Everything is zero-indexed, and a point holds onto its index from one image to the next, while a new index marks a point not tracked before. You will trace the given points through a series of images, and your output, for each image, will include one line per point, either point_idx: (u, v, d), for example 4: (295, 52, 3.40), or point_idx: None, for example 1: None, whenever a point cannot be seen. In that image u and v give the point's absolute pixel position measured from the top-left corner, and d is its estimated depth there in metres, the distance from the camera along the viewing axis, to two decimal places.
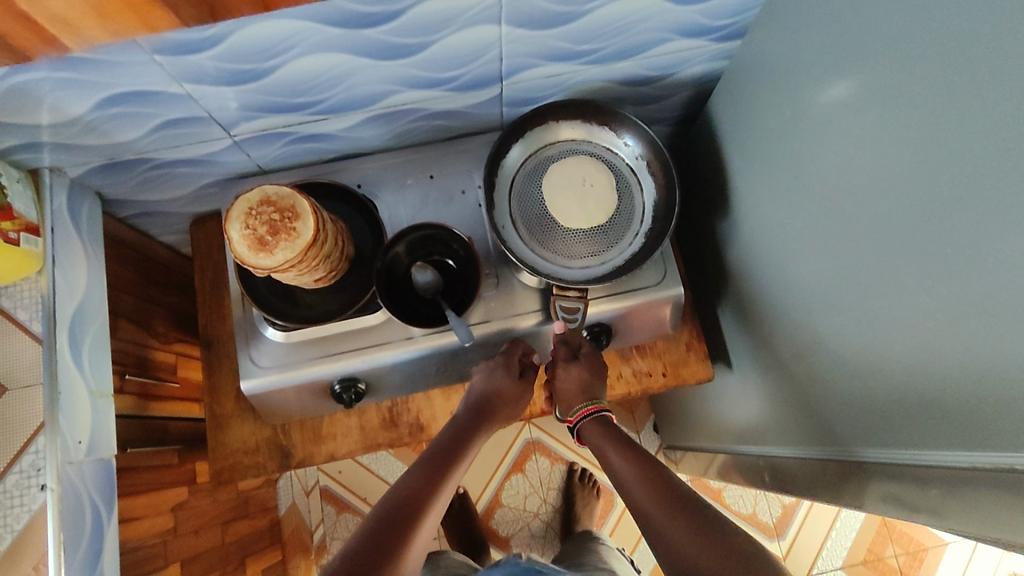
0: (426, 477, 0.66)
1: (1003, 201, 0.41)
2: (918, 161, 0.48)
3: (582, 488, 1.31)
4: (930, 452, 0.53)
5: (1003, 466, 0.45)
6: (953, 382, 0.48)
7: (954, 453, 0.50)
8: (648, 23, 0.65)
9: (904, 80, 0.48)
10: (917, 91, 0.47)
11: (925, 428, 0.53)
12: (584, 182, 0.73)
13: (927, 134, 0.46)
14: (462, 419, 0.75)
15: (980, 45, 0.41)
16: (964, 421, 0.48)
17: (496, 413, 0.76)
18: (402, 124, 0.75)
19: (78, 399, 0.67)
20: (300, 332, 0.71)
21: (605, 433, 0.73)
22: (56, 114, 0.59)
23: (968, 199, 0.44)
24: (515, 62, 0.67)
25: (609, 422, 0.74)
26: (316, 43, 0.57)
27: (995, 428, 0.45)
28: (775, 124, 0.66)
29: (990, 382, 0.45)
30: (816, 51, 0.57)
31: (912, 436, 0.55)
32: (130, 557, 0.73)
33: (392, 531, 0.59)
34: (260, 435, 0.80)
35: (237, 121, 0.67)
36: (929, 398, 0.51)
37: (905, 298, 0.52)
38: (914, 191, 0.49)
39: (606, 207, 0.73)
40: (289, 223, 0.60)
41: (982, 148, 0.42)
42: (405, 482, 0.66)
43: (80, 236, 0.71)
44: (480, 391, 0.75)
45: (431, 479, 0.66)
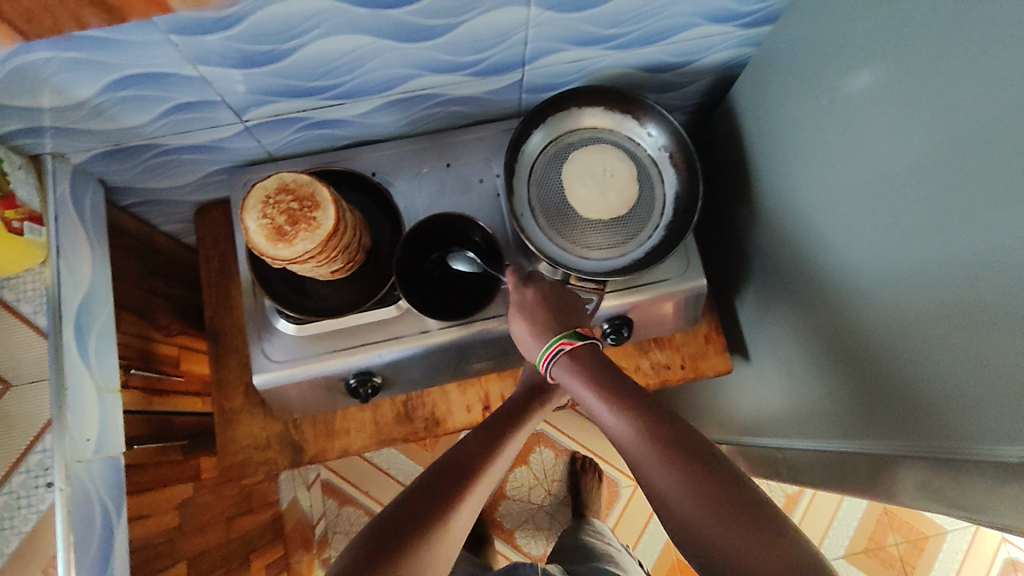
0: (480, 444, 0.59)
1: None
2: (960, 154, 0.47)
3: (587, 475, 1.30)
4: (962, 445, 0.51)
5: None
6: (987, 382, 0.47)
7: (1004, 448, 0.47)
8: (677, 7, 0.63)
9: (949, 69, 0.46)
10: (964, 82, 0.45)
11: (961, 421, 0.51)
12: (605, 171, 0.71)
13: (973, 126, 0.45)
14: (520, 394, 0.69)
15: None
16: (996, 418, 0.47)
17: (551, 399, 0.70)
18: (418, 110, 0.72)
19: (86, 395, 0.64)
20: (314, 324, 0.69)
21: (579, 367, 0.61)
22: (61, 97, 0.56)
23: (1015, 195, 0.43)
24: (538, 47, 0.65)
25: (588, 354, 0.62)
26: (338, 24, 0.54)
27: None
28: (805, 113, 0.64)
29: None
30: (848, 37, 0.56)
31: (943, 430, 0.53)
32: (138, 557, 0.71)
33: (450, 484, 0.53)
34: (270, 431, 0.77)
35: (249, 106, 0.64)
36: (963, 392, 0.50)
37: (940, 292, 0.51)
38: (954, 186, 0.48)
39: (626, 199, 0.71)
40: (308, 212, 0.58)
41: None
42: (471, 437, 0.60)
43: (83, 225, 0.68)
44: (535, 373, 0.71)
45: (494, 441, 0.60)
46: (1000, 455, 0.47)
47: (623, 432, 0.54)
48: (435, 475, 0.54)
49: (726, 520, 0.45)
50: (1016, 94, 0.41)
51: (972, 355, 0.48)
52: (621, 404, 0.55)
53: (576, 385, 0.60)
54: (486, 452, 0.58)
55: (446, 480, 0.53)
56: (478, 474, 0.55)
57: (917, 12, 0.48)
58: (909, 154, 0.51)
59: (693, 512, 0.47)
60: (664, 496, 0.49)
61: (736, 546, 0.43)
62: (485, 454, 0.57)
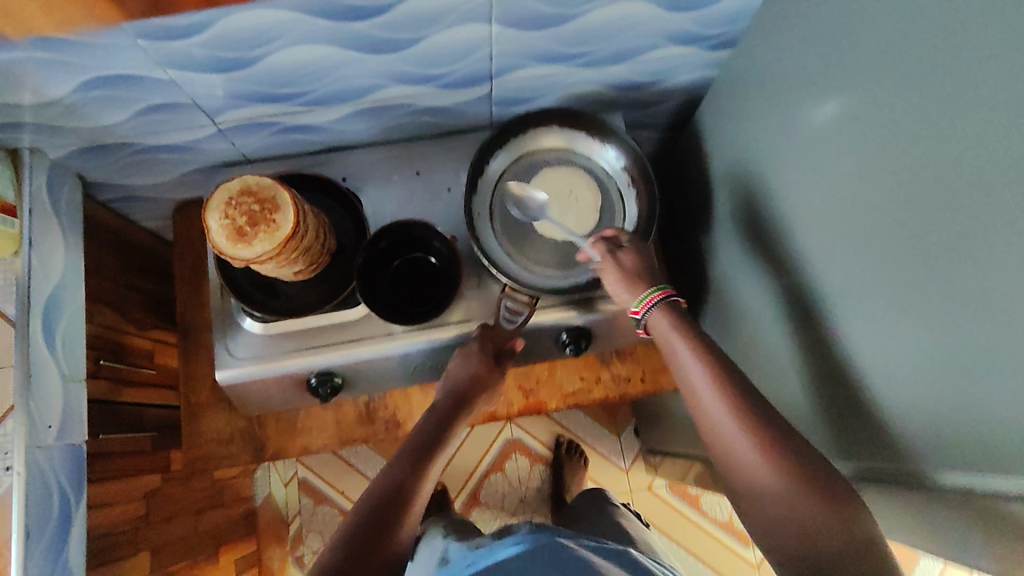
0: (405, 470, 0.62)
1: (964, 228, 0.41)
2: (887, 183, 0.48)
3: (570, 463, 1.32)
4: (880, 466, 0.52)
5: (975, 491, 0.42)
6: (907, 410, 0.48)
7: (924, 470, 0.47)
8: (638, 29, 0.65)
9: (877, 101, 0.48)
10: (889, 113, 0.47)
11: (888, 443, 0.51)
12: (571, 193, 0.74)
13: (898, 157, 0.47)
14: (445, 404, 0.70)
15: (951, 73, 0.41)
16: (916, 442, 0.48)
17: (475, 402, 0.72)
18: (388, 119, 0.74)
19: (49, 383, 0.66)
20: (278, 324, 0.71)
21: (673, 323, 0.62)
22: (36, 95, 0.58)
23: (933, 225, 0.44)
24: (503, 63, 0.66)
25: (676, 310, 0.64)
26: (301, 35, 0.56)
27: (949, 449, 0.44)
28: (759, 136, 0.66)
29: (943, 407, 0.44)
30: (797, 65, 0.57)
31: (865, 451, 0.54)
32: (98, 544, 0.72)
33: (381, 521, 0.57)
34: (234, 426, 0.79)
35: (221, 109, 0.66)
36: (890, 417, 0.50)
37: (870, 316, 0.52)
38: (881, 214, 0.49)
39: (583, 226, 0.73)
40: (268, 214, 0.60)
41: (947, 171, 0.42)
42: (395, 465, 0.63)
43: (58, 218, 0.70)
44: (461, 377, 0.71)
45: (419, 464, 0.63)
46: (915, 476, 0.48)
47: (707, 401, 0.57)
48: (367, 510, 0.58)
49: (810, 499, 0.48)
50: (933, 128, 0.42)
51: (893, 380, 0.49)
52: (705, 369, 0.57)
53: (676, 346, 0.61)
54: (413, 481, 0.61)
55: (376, 518, 0.57)
56: (408, 505, 0.59)
57: (854, 43, 0.49)
58: (844, 180, 0.52)
59: (769, 476, 0.51)
60: (737, 459, 0.53)
61: (821, 525, 0.47)
62: (411, 481, 0.61)
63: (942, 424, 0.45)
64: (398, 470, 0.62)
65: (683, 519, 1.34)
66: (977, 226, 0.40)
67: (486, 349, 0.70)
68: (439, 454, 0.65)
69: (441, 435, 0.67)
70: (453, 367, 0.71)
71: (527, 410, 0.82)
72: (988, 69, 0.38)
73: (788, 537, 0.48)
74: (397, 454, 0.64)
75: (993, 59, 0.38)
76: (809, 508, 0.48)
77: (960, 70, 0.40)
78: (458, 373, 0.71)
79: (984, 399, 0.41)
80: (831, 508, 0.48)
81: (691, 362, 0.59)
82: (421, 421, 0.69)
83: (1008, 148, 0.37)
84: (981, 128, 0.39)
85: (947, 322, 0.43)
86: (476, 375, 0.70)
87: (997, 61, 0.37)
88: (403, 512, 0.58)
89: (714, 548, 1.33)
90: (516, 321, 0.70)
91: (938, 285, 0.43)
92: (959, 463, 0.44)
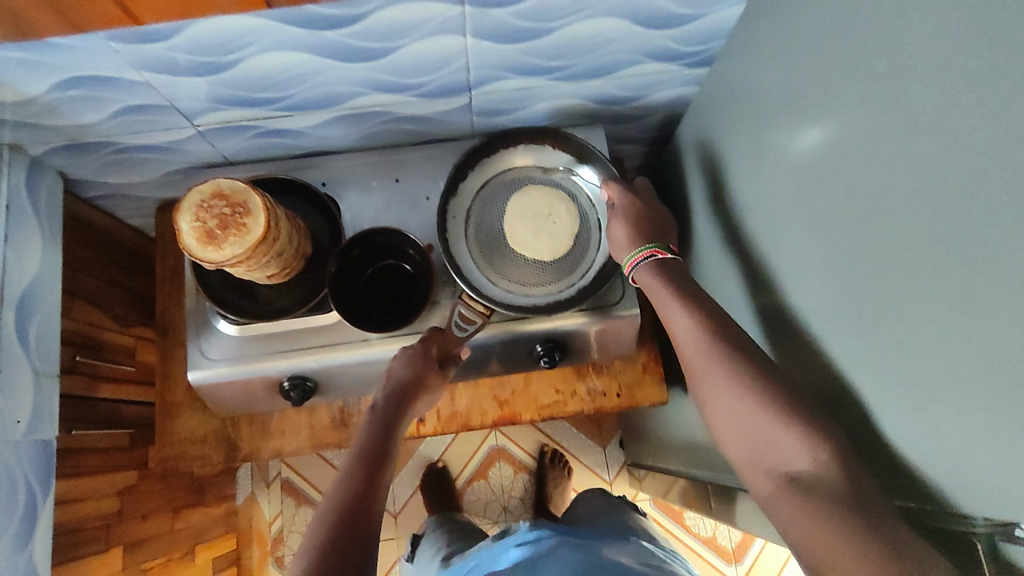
0: (361, 490, 0.61)
1: (925, 256, 0.40)
2: (851, 209, 0.47)
3: (553, 471, 1.31)
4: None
5: (947, 528, 0.43)
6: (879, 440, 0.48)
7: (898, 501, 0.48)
8: (617, 44, 0.65)
9: (841, 126, 0.48)
10: (852, 139, 0.46)
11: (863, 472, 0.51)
12: (549, 215, 0.72)
13: (861, 183, 0.46)
14: (384, 407, 0.68)
15: (909, 99, 0.40)
16: (895, 473, 0.47)
17: (419, 400, 0.69)
18: (369, 126, 0.75)
19: (21, 379, 0.66)
20: (252, 327, 0.71)
21: (660, 274, 0.64)
22: (14, 92, 0.59)
23: (891, 256, 0.43)
24: (482, 74, 0.67)
25: (667, 265, 0.65)
26: (277, 41, 0.56)
27: (924, 481, 0.44)
28: (735, 155, 0.66)
29: (916, 436, 0.44)
30: (771, 85, 0.57)
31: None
32: (67, 539, 0.72)
33: (350, 549, 0.56)
34: (208, 427, 0.79)
35: (201, 112, 0.66)
36: (866, 446, 0.50)
37: (835, 340, 0.52)
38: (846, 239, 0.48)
39: (555, 250, 0.72)
40: (239, 218, 0.60)
41: (905, 198, 0.41)
42: (345, 484, 0.62)
43: (37, 214, 0.70)
44: (400, 382, 0.67)
45: (370, 480, 0.62)
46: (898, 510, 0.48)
47: (689, 342, 0.59)
48: (333, 536, 0.57)
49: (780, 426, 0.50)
50: (893, 154, 0.42)
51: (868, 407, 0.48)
52: (686, 312, 0.60)
53: (658, 288, 0.63)
54: (367, 500, 0.61)
55: (343, 547, 0.56)
56: (371, 525, 0.59)
57: (822, 66, 0.49)
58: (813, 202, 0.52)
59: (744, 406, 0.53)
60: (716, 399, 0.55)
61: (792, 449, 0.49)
62: (367, 502, 0.60)
63: (915, 455, 0.45)
64: (347, 486, 0.61)
65: (664, 534, 1.33)
66: (938, 255, 0.39)
67: (430, 356, 0.68)
68: (386, 465, 0.65)
69: (386, 442, 0.66)
70: (396, 368, 0.68)
71: (502, 421, 0.82)
72: (942, 97, 0.38)
73: (775, 454, 0.51)
74: (343, 469, 0.64)
75: (945, 88, 0.38)
76: (787, 427, 0.50)
77: (917, 98, 0.40)
78: (400, 372, 0.67)
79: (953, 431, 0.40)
80: (803, 420, 0.50)
81: (673, 309, 0.61)
82: (363, 427, 0.67)
83: (964, 177, 0.37)
84: (936, 157, 0.38)
85: (913, 350, 0.43)
86: (419, 379, 0.68)
87: (950, 90, 0.37)
88: (370, 535, 0.58)
89: (693, 564, 1.32)
90: (467, 329, 0.70)
91: (904, 313, 0.43)
92: (936, 499, 0.44)
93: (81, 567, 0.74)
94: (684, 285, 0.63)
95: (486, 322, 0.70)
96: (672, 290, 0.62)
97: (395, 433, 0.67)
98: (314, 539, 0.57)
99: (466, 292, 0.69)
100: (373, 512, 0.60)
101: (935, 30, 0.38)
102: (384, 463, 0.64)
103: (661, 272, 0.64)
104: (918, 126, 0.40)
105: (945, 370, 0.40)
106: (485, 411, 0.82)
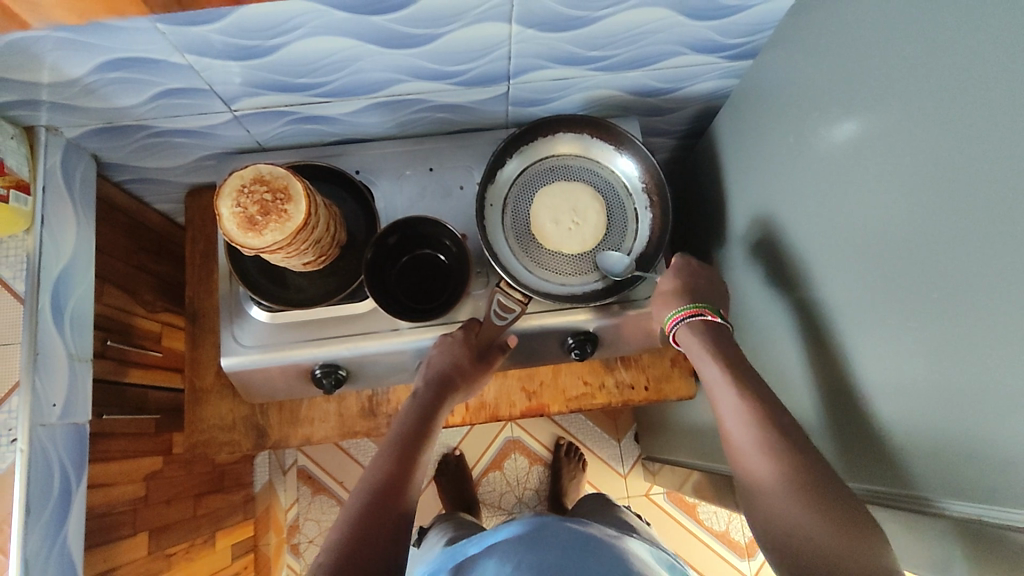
0: (397, 470, 0.60)
1: (978, 252, 0.40)
2: (899, 207, 0.47)
3: (568, 462, 1.31)
4: (900, 492, 0.52)
5: (975, 517, 0.44)
6: (926, 441, 0.48)
7: (935, 498, 0.48)
8: (659, 35, 0.64)
9: (893, 120, 0.47)
10: (904, 136, 0.46)
11: (902, 469, 0.51)
12: (573, 221, 0.72)
13: (913, 180, 0.45)
14: (425, 396, 0.68)
15: (968, 96, 0.40)
16: (936, 470, 0.47)
17: (458, 391, 0.69)
18: (404, 114, 0.74)
19: (56, 362, 0.67)
20: (286, 314, 0.71)
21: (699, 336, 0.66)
22: (56, 74, 0.58)
23: (943, 253, 0.43)
24: (522, 63, 0.66)
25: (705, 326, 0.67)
26: (321, 25, 0.56)
27: (968, 482, 0.44)
28: (772, 149, 0.65)
29: (952, 429, 0.45)
30: (814, 77, 0.57)
31: (882, 477, 0.54)
32: (97, 523, 0.72)
33: (382, 529, 0.55)
34: (237, 413, 0.79)
35: (239, 97, 0.66)
36: (911, 449, 0.49)
37: (874, 337, 0.52)
38: (894, 236, 0.48)
39: (545, 237, 0.72)
40: (280, 204, 0.59)
41: (958, 191, 0.41)
42: (380, 465, 0.61)
43: (71, 198, 0.70)
44: (439, 367, 0.68)
45: (406, 462, 0.62)
46: (932, 506, 0.48)
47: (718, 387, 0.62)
48: (366, 514, 0.56)
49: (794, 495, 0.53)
50: (946, 146, 0.42)
51: (913, 406, 0.48)
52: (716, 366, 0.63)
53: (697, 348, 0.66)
54: (403, 481, 0.60)
55: (374, 527, 0.55)
56: (405, 507, 0.58)
57: (872, 58, 0.49)
58: (859, 199, 0.52)
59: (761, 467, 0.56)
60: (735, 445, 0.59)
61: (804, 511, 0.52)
62: (403, 483, 0.59)
63: (954, 452, 0.45)
64: (383, 467, 0.61)
65: (678, 527, 1.34)
66: (994, 248, 0.39)
67: (471, 342, 0.69)
68: (424, 451, 0.64)
69: (423, 427, 0.66)
70: (435, 357, 0.69)
71: (530, 412, 0.82)
72: (1006, 87, 0.37)
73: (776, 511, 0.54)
74: (380, 451, 0.63)
75: (1004, 86, 0.38)
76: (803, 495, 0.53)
77: (978, 88, 0.39)
78: (440, 361, 0.68)
79: (998, 429, 0.40)
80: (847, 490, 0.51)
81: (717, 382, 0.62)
82: (402, 414, 0.68)
83: None
84: (995, 157, 0.38)
85: (956, 344, 0.43)
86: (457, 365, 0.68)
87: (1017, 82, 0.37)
88: (404, 517, 0.57)
89: (706, 559, 1.32)
90: (506, 318, 0.69)
91: (955, 310, 0.43)
92: (972, 496, 0.44)
93: (111, 551, 0.75)
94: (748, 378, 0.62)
95: (526, 309, 0.69)
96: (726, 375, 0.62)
97: (433, 418, 0.67)
98: (350, 516, 0.56)
99: (504, 279, 0.68)
100: (409, 493, 0.59)
101: (998, 23, 0.38)
102: (420, 447, 0.64)
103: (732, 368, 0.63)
104: (976, 119, 0.40)
105: (996, 365, 0.40)
106: (512, 402, 0.81)
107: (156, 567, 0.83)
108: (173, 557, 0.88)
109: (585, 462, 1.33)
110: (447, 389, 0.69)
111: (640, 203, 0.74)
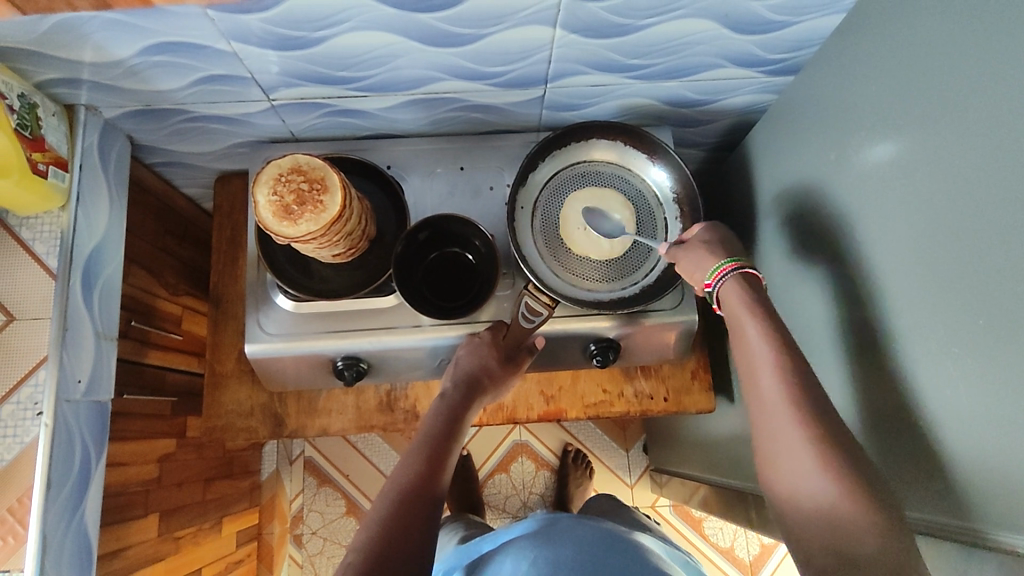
0: (426, 471, 0.60)
1: None
2: (946, 232, 0.47)
3: (575, 468, 1.31)
4: (930, 517, 0.52)
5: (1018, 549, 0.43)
6: (966, 469, 0.47)
7: (976, 526, 0.47)
8: (701, 46, 0.64)
9: (939, 145, 0.47)
10: (951, 162, 0.46)
11: (939, 495, 0.50)
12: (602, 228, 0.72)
13: (961, 208, 0.45)
14: (452, 396, 0.69)
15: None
16: (976, 498, 0.46)
17: (486, 394, 0.70)
18: (439, 112, 0.74)
19: (83, 339, 0.67)
20: (311, 304, 0.71)
21: (739, 290, 0.61)
22: (100, 54, 0.59)
23: (991, 281, 0.43)
24: (561, 67, 0.66)
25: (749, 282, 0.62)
26: (368, 20, 0.56)
27: (1009, 513, 0.44)
28: (810, 166, 0.65)
29: (988, 456, 0.45)
30: (857, 97, 0.57)
31: (918, 502, 0.53)
32: (111, 501, 0.73)
33: (413, 528, 0.55)
34: (255, 400, 0.80)
35: (277, 86, 0.66)
36: (949, 476, 0.49)
37: (912, 361, 0.52)
38: (941, 262, 0.48)
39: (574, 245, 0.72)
40: (316, 195, 0.60)
41: (1008, 222, 0.41)
42: (407, 465, 0.61)
43: (106, 177, 0.71)
44: (467, 368, 0.69)
45: (435, 463, 0.62)
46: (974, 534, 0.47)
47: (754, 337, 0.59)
48: (395, 513, 0.56)
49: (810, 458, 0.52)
50: (1000, 174, 0.42)
51: (953, 432, 0.48)
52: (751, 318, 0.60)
53: (737, 302, 0.61)
54: (431, 482, 0.60)
55: (405, 527, 0.55)
56: (434, 507, 0.58)
57: (919, 82, 0.49)
58: (901, 222, 0.52)
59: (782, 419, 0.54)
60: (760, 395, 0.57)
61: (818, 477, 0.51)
62: (431, 484, 0.59)
63: (990, 483, 0.45)
64: (412, 467, 0.61)
65: (682, 541, 1.33)
66: None
67: (499, 344, 0.69)
68: (451, 451, 0.65)
69: (450, 428, 0.66)
70: (463, 358, 0.69)
71: (547, 417, 0.82)
72: None
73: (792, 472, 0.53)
74: (408, 451, 0.63)
75: None
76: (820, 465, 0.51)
77: None
78: (468, 362, 0.69)
79: None
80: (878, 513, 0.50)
81: (752, 335, 0.59)
82: (429, 415, 0.68)
83: None
84: None
85: (1000, 374, 0.43)
86: (485, 367, 0.68)
87: None
88: (432, 517, 0.57)
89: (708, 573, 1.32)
90: (534, 321, 0.68)
91: (1000, 339, 0.43)
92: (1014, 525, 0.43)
93: (122, 531, 0.75)
94: (790, 349, 0.58)
95: (553, 313, 0.69)
96: (761, 330, 0.59)
97: (461, 419, 0.68)
98: (379, 515, 0.56)
99: (532, 282, 0.68)
100: (438, 493, 0.59)
101: None
102: (448, 448, 0.64)
103: (771, 342, 0.58)
104: None
105: None
106: (530, 404, 0.82)
107: (164, 550, 0.83)
108: (181, 540, 0.88)
109: (592, 470, 1.33)
110: (476, 389, 0.69)
111: (670, 213, 0.74)
